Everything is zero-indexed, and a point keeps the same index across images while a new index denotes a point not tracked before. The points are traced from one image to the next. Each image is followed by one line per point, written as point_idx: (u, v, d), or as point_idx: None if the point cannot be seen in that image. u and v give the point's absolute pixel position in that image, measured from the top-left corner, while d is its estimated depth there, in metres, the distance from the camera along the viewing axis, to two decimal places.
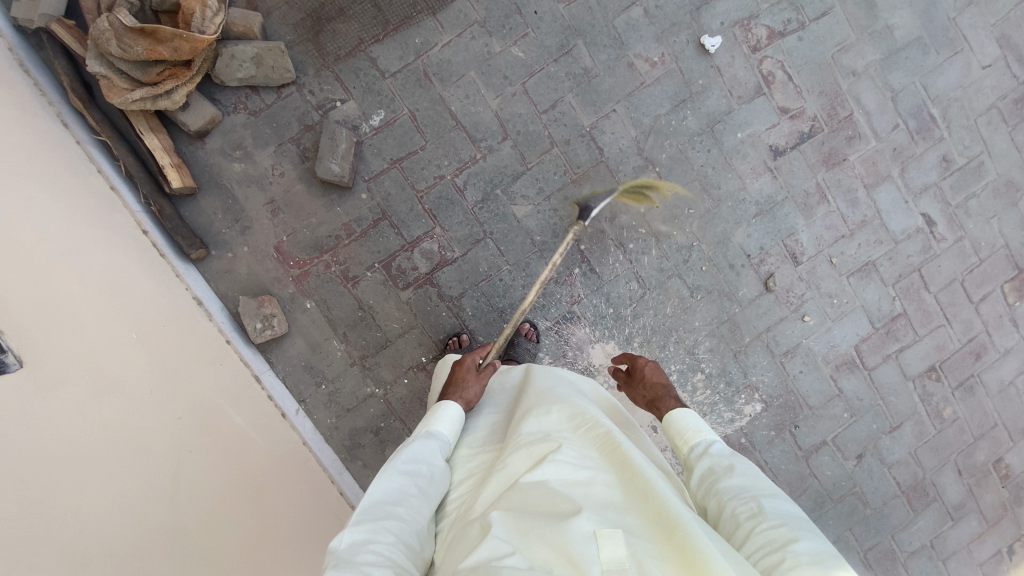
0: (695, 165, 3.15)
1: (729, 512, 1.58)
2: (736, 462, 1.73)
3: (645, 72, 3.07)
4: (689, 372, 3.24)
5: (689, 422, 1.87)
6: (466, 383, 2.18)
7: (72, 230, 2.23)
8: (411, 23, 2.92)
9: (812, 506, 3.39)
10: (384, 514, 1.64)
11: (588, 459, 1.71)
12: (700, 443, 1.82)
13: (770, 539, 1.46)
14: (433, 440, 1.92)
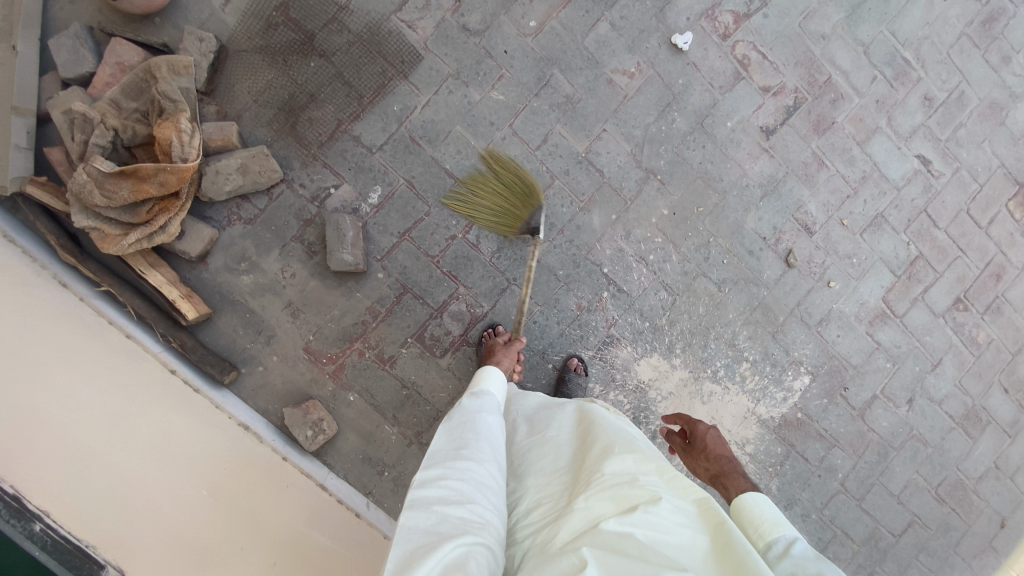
0: (694, 163, 3.17)
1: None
2: (826, 571, 1.40)
3: (626, 85, 3.07)
4: (735, 364, 3.27)
5: (764, 513, 1.60)
6: (494, 353, 2.52)
7: (115, 400, 2.16)
8: (386, 92, 2.85)
9: (878, 460, 3.48)
10: (451, 456, 1.62)
11: (678, 514, 1.55)
12: (779, 540, 1.54)
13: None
14: (480, 397, 1.94)
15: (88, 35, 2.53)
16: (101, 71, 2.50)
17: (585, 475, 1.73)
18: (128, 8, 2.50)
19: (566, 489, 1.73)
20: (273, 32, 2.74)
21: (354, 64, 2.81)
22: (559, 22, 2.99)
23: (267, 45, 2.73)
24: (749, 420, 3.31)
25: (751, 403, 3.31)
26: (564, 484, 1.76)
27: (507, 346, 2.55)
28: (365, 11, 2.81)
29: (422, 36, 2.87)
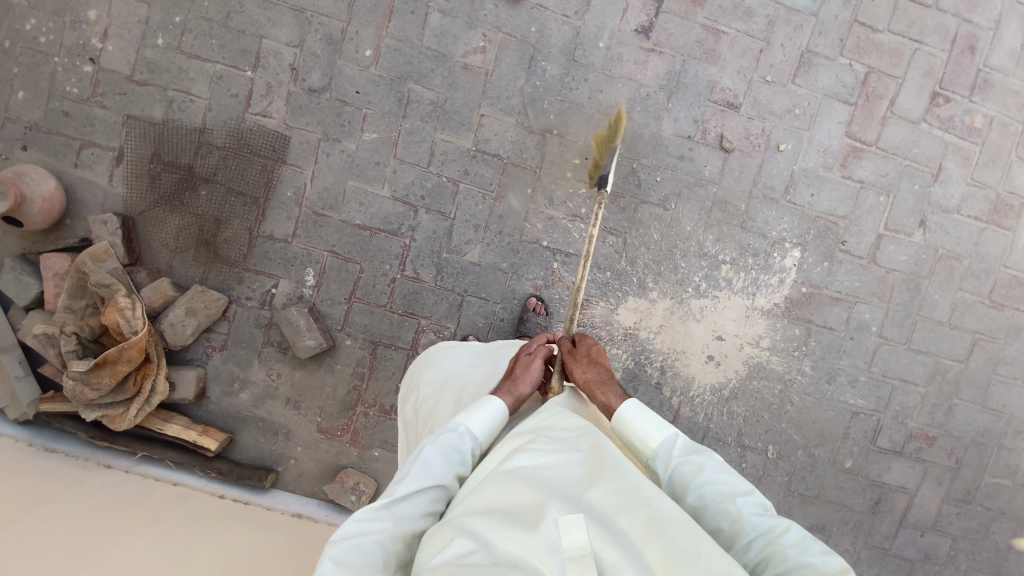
0: (585, 100, 3.03)
1: (708, 519, 1.47)
2: (705, 461, 1.56)
3: (483, 62, 2.97)
4: (714, 270, 3.16)
5: (645, 423, 1.69)
6: (514, 375, 1.94)
7: (168, 533, 2.48)
8: (274, 183, 2.98)
9: (911, 296, 3.22)
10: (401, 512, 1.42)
11: (558, 442, 1.51)
12: (661, 445, 1.63)
13: (754, 552, 1.37)
14: (465, 445, 1.61)
15: (22, 262, 2.84)
16: (46, 287, 2.82)
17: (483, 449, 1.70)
18: (36, 225, 2.78)
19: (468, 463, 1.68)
20: (159, 181, 2.93)
21: (236, 173, 2.95)
22: (393, 36, 2.94)
23: (160, 195, 2.94)
24: (753, 317, 3.20)
25: (749, 301, 3.18)
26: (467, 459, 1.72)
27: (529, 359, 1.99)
28: (222, 122, 2.94)
29: (279, 118, 2.95)
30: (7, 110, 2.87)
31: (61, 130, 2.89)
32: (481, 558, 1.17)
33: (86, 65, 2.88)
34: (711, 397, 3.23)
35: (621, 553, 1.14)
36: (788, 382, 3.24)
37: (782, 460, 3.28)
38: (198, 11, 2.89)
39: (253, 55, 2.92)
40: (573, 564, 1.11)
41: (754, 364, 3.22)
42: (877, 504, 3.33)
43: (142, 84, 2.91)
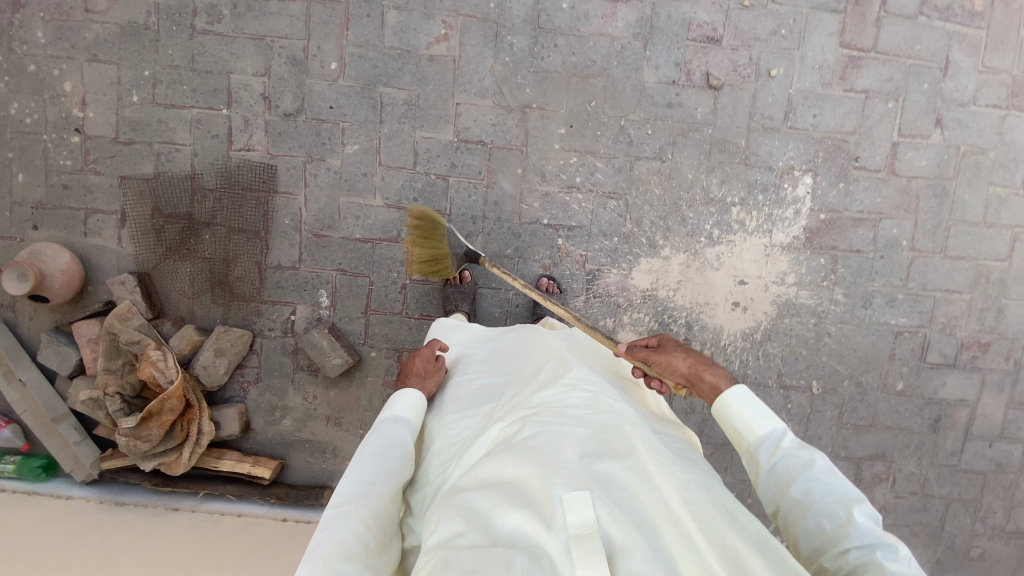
0: (558, 68, 2.94)
1: (812, 518, 1.41)
2: (814, 458, 1.49)
3: (448, 50, 2.91)
4: (724, 215, 3.05)
5: (748, 412, 1.65)
6: (422, 370, 1.97)
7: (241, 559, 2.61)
8: (271, 213, 3.02)
9: (939, 201, 3.03)
10: (360, 492, 1.47)
11: (567, 415, 1.48)
12: (768, 437, 1.59)
13: (851, 554, 1.29)
14: (400, 430, 1.72)
15: (57, 335, 2.99)
16: (84, 353, 2.97)
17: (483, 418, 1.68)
18: (61, 297, 2.91)
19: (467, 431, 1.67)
20: (163, 234, 3.01)
21: (233, 212, 3.00)
22: (354, 44, 2.90)
23: (167, 247, 3.02)
24: (773, 255, 3.08)
25: (766, 239, 3.07)
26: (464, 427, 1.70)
27: (438, 363, 2.02)
28: (210, 164, 2.98)
29: (263, 149, 2.97)
30: (12, 194, 2.98)
31: (65, 203, 3.00)
32: (483, 539, 1.18)
33: (73, 136, 2.96)
34: (744, 344, 3.14)
35: (630, 536, 1.15)
36: (822, 315, 3.13)
37: (829, 394, 3.18)
38: (163, 60, 2.92)
39: (225, 92, 2.94)
40: (578, 543, 1.12)
41: (782, 302, 3.12)
42: (938, 421, 3.21)
43: (128, 143, 2.97)
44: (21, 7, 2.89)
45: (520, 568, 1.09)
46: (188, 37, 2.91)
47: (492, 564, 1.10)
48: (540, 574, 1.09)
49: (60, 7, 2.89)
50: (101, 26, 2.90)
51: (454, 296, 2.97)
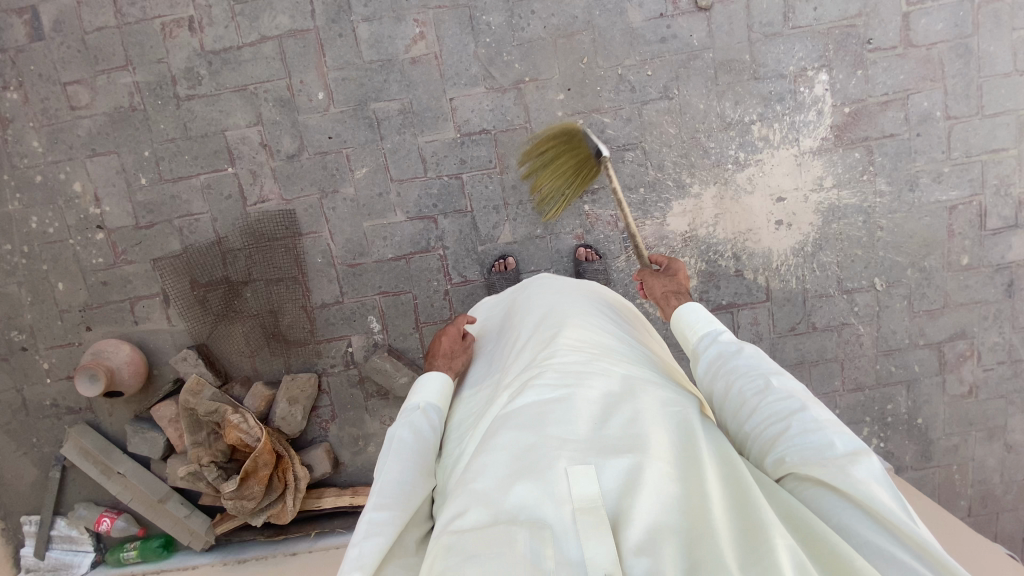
0: (542, 35, 2.86)
1: (733, 392, 1.39)
2: (745, 346, 1.48)
3: (428, 47, 2.84)
4: (745, 137, 2.97)
5: (695, 318, 1.66)
6: (441, 346, 1.89)
7: None
8: (302, 255, 3.05)
9: (964, 61, 2.89)
10: (402, 493, 1.32)
11: (573, 372, 1.33)
12: (707, 335, 1.60)
13: (772, 421, 1.26)
14: (426, 417, 1.58)
15: (141, 423, 3.11)
16: (169, 433, 3.08)
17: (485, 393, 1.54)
18: (132, 387, 3.01)
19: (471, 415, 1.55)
20: (208, 303, 3.07)
21: (265, 264, 3.03)
22: (335, 68, 2.86)
23: (214, 314, 3.08)
24: (804, 164, 2.99)
25: (794, 149, 2.98)
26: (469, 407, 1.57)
27: (466, 342, 1.96)
28: (231, 225, 3.01)
29: (276, 196, 2.98)
30: (58, 304, 3.07)
31: (109, 299, 3.08)
32: (478, 514, 1.05)
33: (97, 233, 3.01)
34: (796, 260, 3.08)
35: (638, 498, 1.03)
36: (868, 210, 3.03)
37: (894, 287, 3.11)
38: (159, 136, 2.93)
39: (225, 151, 2.94)
40: (585, 519, 1.00)
41: (825, 208, 3.03)
42: (1012, 285, 3.10)
43: (150, 226, 3.02)
44: (12, 123, 2.92)
45: (522, 545, 0.96)
46: (175, 108, 2.90)
47: (491, 544, 0.97)
48: (543, 552, 0.96)
49: (47, 112, 2.91)
50: (91, 120, 2.91)
51: (500, 283, 2.97)
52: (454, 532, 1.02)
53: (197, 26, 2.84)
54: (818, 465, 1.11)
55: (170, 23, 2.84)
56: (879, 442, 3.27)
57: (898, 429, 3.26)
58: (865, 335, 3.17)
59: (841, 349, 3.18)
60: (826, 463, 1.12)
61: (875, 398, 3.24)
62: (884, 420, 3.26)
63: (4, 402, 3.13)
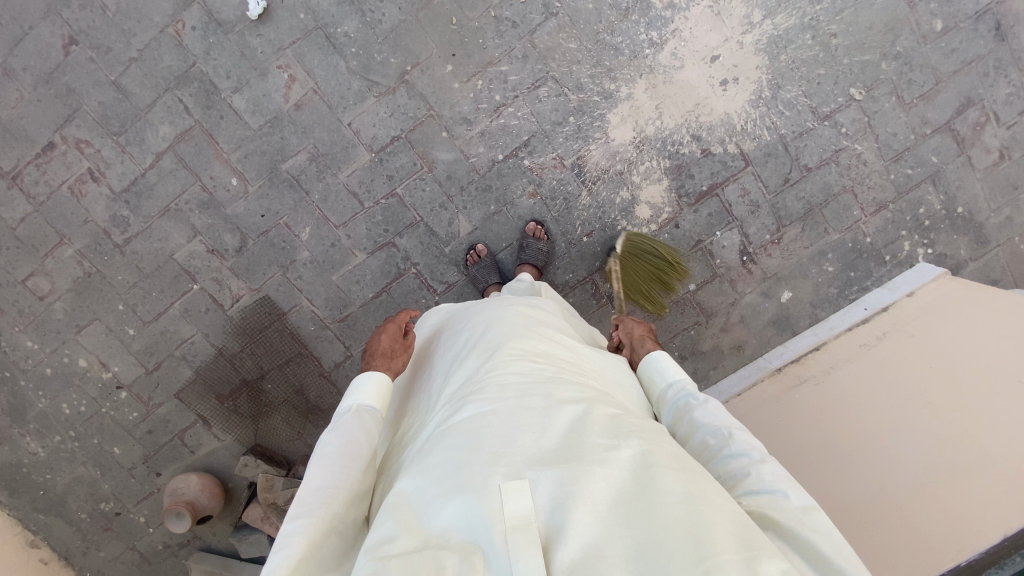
0: (403, 18, 2.69)
1: (698, 441, 1.49)
2: (709, 400, 1.56)
3: (304, 86, 2.74)
4: (649, 14, 2.71)
5: (658, 365, 1.75)
6: (377, 343, 1.90)
7: None
8: (297, 331, 3.09)
9: None
10: (323, 499, 1.36)
11: (506, 391, 1.39)
12: (668, 385, 1.69)
13: (731, 469, 1.38)
14: (366, 417, 1.63)
15: (240, 531, 3.29)
16: (264, 530, 3.21)
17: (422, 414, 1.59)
18: (217, 507, 3.20)
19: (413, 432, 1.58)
20: (240, 409, 3.20)
21: (270, 353, 3.11)
22: (233, 150, 2.82)
23: (251, 416, 3.21)
24: (723, 10, 2.71)
25: (705, 1, 2.70)
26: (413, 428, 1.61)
27: (408, 338, 1.96)
28: (222, 333, 3.09)
29: (247, 290, 3.03)
30: (123, 465, 3.29)
31: (160, 442, 3.27)
32: (411, 547, 1.09)
33: (119, 392, 3.19)
34: (759, 111, 2.82)
35: (569, 513, 1.07)
36: (812, 24, 2.73)
37: (875, 89, 2.81)
38: (122, 286, 3.02)
39: (183, 273, 3.00)
40: (516, 540, 1.04)
41: (766, 44, 2.74)
42: (1001, 27, 2.77)
43: (158, 366, 3.15)
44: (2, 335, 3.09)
45: (452, 572, 1.01)
46: (122, 256, 2.98)
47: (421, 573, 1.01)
48: None
49: (23, 312, 3.06)
50: (61, 300, 3.04)
51: (480, 273, 2.87)
52: (381, 562, 1.04)
53: (98, 174, 2.87)
54: (775, 515, 1.22)
55: (74, 183, 2.88)
56: (927, 250, 3.02)
57: (941, 228, 2.99)
58: (866, 151, 2.89)
59: (846, 177, 2.93)
60: (783, 511, 1.22)
61: (904, 208, 2.97)
62: (923, 226, 2.99)
63: (126, 563, 3.42)
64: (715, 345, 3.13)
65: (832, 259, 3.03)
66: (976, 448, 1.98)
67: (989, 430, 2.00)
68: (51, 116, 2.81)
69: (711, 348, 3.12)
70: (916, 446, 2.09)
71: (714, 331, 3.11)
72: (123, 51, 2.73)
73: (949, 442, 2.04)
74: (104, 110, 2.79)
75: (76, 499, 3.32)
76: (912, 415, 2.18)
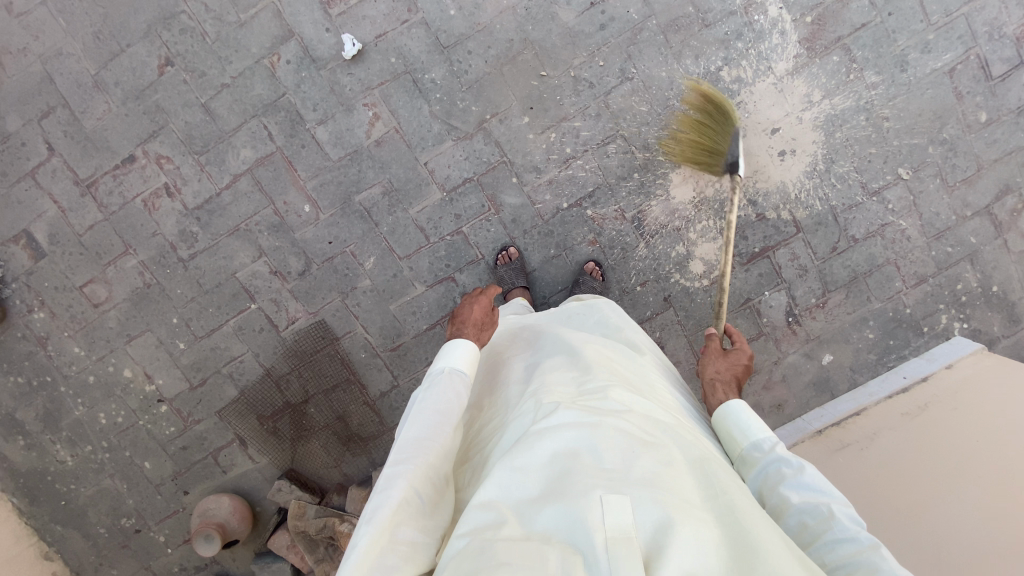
0: (488, 68, 2.85)
1: (792, 514, 1.45)
2: (807, 468, 1.48)
3: (386, 124, 2.87)
4: (717, 84, 2.89)
5: (745, 421, 1.66)
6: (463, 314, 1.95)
7: None
8: (347, 357, 3.10)
9: None
10: (418, 450, 1.41)
11: (610, 410, 1.44)
12: (756, 446, 1.60)
13: (837, 553, 1.34)
14: (458, 378, 1.66)
15: (264, 558, 3.21)
16: (292, 559, 3.13)
17: (509, 405, 1.61)
18: (245, 531, 3.14)
19: (497, 418, 1.61)
20: (279, 431, 3.16)
21: (316, 377, 3.10)
22: (310, 178, 2.92)
23: (289, 440, 3.17)
24: (786, 87, 2.90)
25: (770, 76, 2.89)
26: (496, 413, 1.64)
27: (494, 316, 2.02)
28: (272, 354, 3.10)
29: (303, 313, 3.06)
30: (151, 481, 3.23)
31: (193, 459, 3.22)
32: (509, 534, 1.13)
33: (159, 406, 3.16)
34: (813, 182, 2.98)
35: (672, 539, 1.10)
36: (867, 105, 2.92)
37: (921, 171, 2.99)
38: (180, 300, 3.05)
39: (243, 291, 3.04)
40: (619, 549, 1.06)
41: (823, 121, 2.92)
42: None
43: (203, 382, 3.14)
44: (49, 339, 3.08)
45: (553, 563, 1.05)
46: (184, 270, 3.02)
47: (526, 558, 1.05)
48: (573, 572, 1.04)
49: (75, 318, 3.06)
50: (116, 309, 3.05)
51: (508, 274, 2.93)
52: (486, 541, 1.11)
53: (173, 190, 2.94)
54: None
55: (148, 196, 2.94)
56: (962, 323, 3.15)
57: (977, 304, 3.13)
58: (910, 227, 3.05)
59: (890, 250, 3.07)
60: None
61: (943, 283, 3.11)
62: (960, 301, 3.13)
63: None
64: (755, 401, 3.21)
65: (873, 327, 3.14)
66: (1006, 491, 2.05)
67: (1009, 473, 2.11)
68: (136, 130, 2.90)
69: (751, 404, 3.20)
70: (957, 511, 2.09)
71: (755, 388, 3.20)
72: (216, 76, 2.85)
73: (989, 504, 2.06)
74: (189, 129, 2.89)
75: (98, 511, 3.24)
76: (943, 475, 2.25)
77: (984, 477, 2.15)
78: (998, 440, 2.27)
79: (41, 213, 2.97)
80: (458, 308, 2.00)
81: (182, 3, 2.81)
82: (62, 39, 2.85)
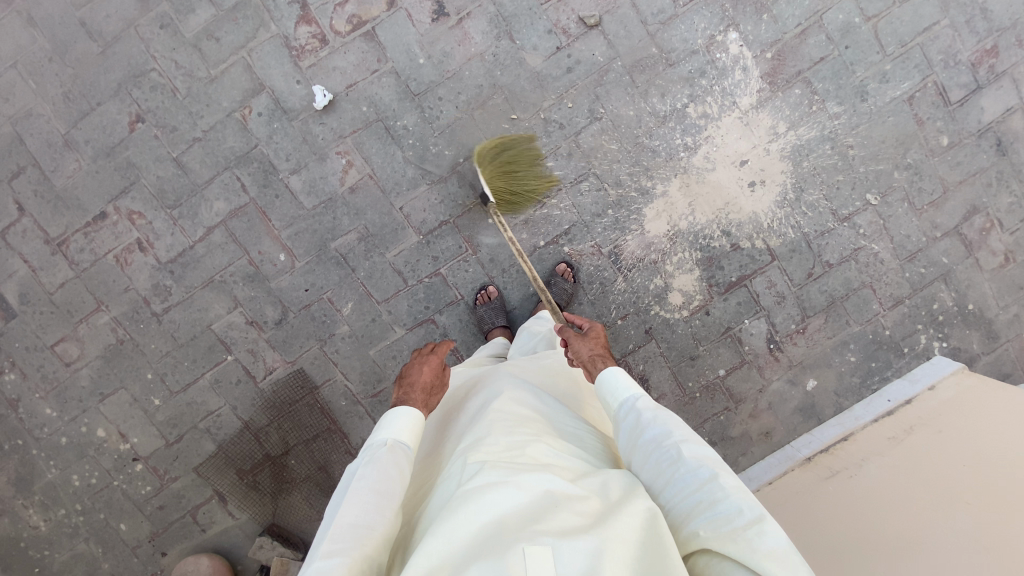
0: (458, 113, 2.89)
1: (652, 463, 1.52)
2: (664, 418, 1.59)
3: (360, 171, 2.89)
4: (684, 119, 2.95)
5: (616, 383, 1.75)
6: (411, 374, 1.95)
7: None
8: (327, 405, 3.04)
9: None
10: (356, 538, 1.37)
11: (537, 464, 1.45)
12: (625, 405, 1.70)
13: (688, 492, 1.41)
14: (398, 450, 1.64)
15: None
16: None
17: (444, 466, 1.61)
18: None
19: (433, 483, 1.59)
20: (259, 485, 3.06)
21: (297, 427, 3.03)
22: (284, 227, 2.90)
23: (269, 494, 3.06)
24: (751, 120, 2.96)
25: (736, 110, 2.96)
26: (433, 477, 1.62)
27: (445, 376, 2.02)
28: (251, 407, 3.03)
29: (281, 363, 3.01)
30: (126, 544, 3.10)
31: (170, 519, 3.10)
32: None
33: (134, 465, 3.06)
34: (784, 210, 3.02)
35: None
36: (831, 134, 3.00)
37: (889, 195, 3.05)
38: (154, 355, 2.99)
39: (219, 343, 2.99)
40: None
41: (789, 152, 2.99)
42: (1001, 144, 3.06)
43: (179, 439, 3.06)
44: (20, 401, 3.00)
45: None
46: (158, 324, 2.97)
47: None
48: None
49: (47, 378, 2.99)
50: (88, 367, 2.98)
51: (488, 314, 2.91)
52: None
53: (146, 245, 2.91)
54: (731, 544, 1.26)
55: (120, 252, 2.91)
56: (942, 343, 3.17)
57: (954, 323, 3.16)
58: (882, 250, 3.09)
59: (865, 274, 3.10)
60: (732, 534, 1.28)
61: (919, 303, 3.14)
62: (937, 321, 3.15)
63: None
64: (743, 431, 3.18)
65: (853, 351, 3.15)
66: (1002, 516, 2.00)
67: (1003, 498, 2.06)
68: (108, 187, 2.88)
69: (739, 433, 3.17)
70: (954, 535, 2.02)
71: (743, 417, 3.17)
72: (188, 130, 2.85)
73: (988, 526, 1.99)
74: (161, 184, 2.88)
75: None
76: (937, 501, 2.19)
77: (977, 501, 2.11)
78: (988, 464, 2.24)
79: (11, 273, 2.92)
80: (406, 369, 2.00)
81: (153, 60, 2.84)
82: (32, 99, 2.85)
